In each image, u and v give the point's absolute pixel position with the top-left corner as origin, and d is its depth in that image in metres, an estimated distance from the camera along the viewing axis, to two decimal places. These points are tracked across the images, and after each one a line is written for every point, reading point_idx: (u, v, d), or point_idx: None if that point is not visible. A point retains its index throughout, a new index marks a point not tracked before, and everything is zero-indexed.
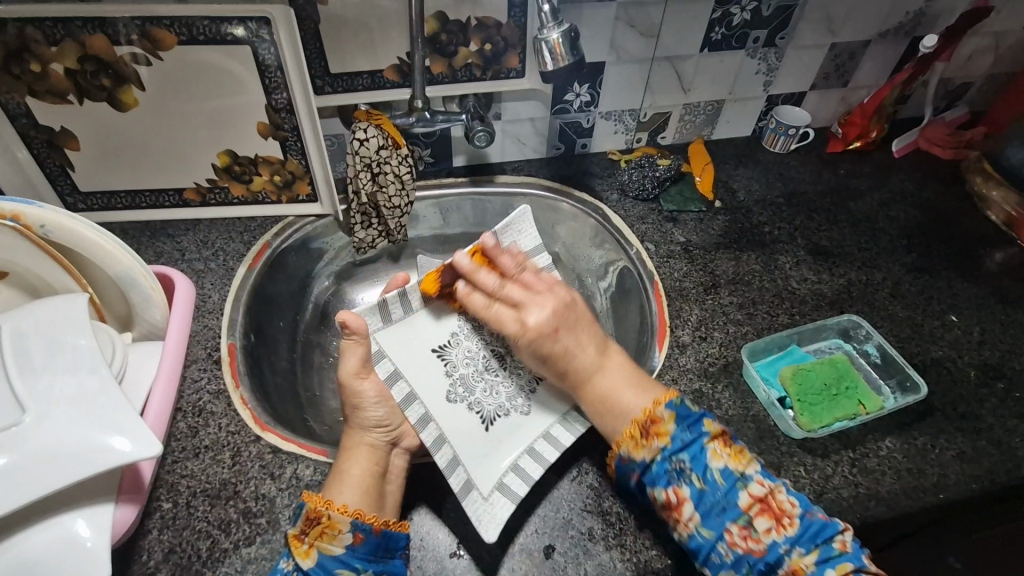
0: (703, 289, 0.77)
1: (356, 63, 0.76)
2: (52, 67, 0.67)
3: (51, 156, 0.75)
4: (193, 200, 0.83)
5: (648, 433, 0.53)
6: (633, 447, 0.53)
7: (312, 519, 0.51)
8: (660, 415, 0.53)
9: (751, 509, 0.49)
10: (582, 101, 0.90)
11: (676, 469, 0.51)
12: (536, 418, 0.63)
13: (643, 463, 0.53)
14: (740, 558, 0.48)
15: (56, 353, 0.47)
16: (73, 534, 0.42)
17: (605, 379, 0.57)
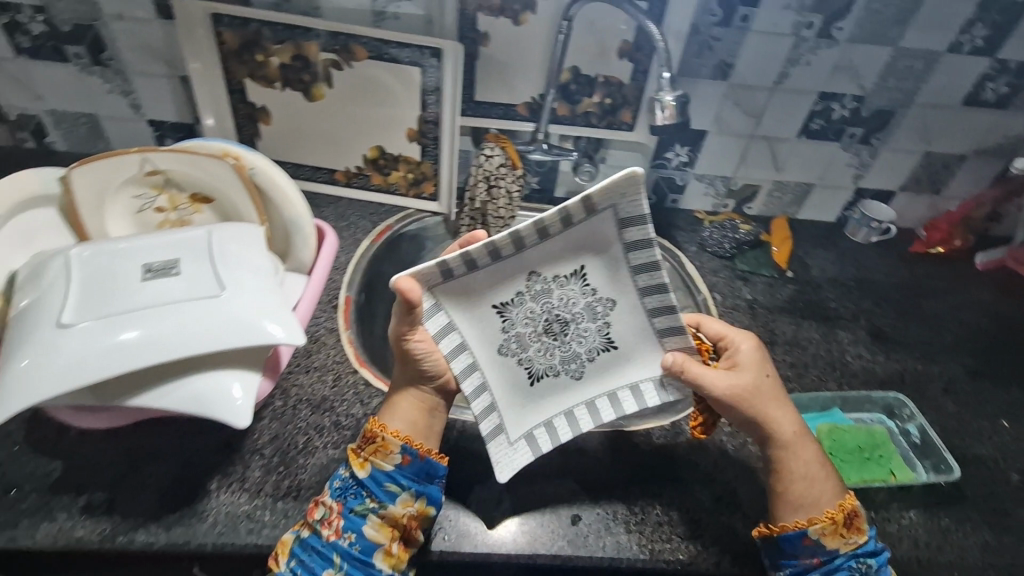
0: (760, 344, 0.84)
1: (497, 95, 0.92)
2: (273, 59, 0.88)
3: (248, 126, 0.96)
4: (339, 180, 1.01)
5: (849, 524, 0.58)
6: (829, 531, 0.57)
7: (368, 439, 0.61)
8: (858, 512, 0.59)
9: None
10: (679, 161, 1.01)
11: (858, 568, 0.57)
12: (577, 385, 0.64)
13: (834, 551, 0.58)
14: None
15: (242, 259, 0.62)
16: (229, 392, 0.55)
17: (806, 452, 0.62)
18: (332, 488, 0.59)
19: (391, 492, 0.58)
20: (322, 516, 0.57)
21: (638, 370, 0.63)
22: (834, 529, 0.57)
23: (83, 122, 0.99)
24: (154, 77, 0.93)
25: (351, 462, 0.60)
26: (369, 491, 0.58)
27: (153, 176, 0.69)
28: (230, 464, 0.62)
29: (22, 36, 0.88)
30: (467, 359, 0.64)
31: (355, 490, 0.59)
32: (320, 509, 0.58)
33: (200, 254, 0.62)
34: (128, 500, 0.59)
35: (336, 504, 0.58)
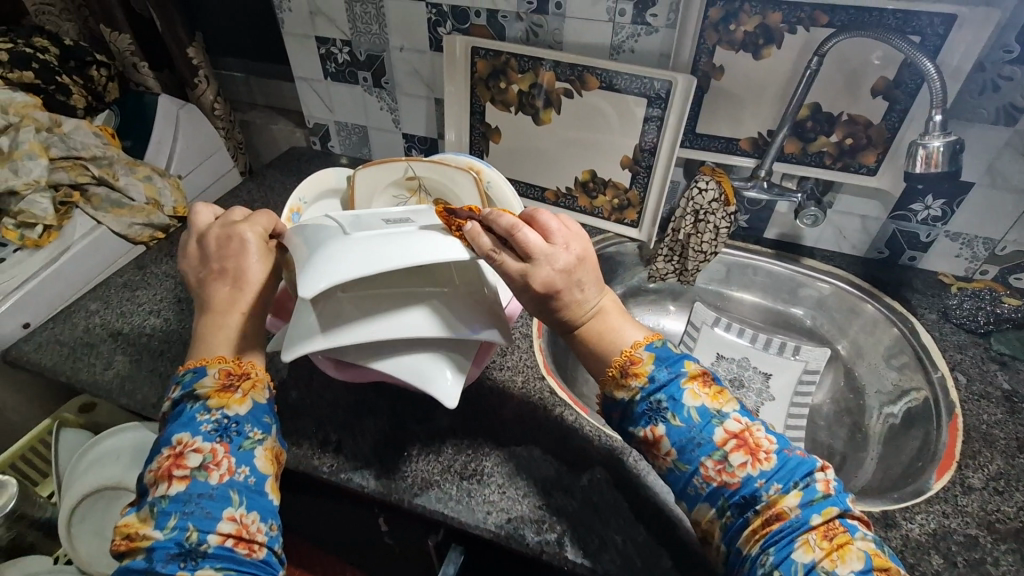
0: (1018, 446, 0.69)
1: (720, 128, 0.91)
2: (513, 87, 0.99)
3: (480, 143, 1.08)
4: (549, 199, 1.09)
5: (627, 373, 0.55)
6: (615, 386, 0.56)
7: (231, 375, 0.53)
8: (639, 356, 0.55)
9: (726, 446, 0.50)
10: (930, 215, 0.88)
11: (653, 408, 0.53)
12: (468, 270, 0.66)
13: (624, 402, 0.55)
14: (714, 492, 0.49)
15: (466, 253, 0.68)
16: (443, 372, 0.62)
17: (598, 322, 0.59)
18: (206, 436, 0.49)
19: (267, 424, 0.53)
20: (202, 461, 0.47)
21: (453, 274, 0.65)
22: (617, 384, 0.55)
23: (357, 132, 1.23)
24: (415, 98, 1.11)
25: (225, 401, 0.51)
26: (250, 425, 0.51)
27: (411, 181, 0.82)
28: (430, 435, 0.71)
29: (331, 62, 1.13)
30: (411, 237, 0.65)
31: (233, 427, 0.50)
32: (195, 455, 0.47)
33: None
34: (352, 445, 0.71)
35: (219, 446, 0.48)
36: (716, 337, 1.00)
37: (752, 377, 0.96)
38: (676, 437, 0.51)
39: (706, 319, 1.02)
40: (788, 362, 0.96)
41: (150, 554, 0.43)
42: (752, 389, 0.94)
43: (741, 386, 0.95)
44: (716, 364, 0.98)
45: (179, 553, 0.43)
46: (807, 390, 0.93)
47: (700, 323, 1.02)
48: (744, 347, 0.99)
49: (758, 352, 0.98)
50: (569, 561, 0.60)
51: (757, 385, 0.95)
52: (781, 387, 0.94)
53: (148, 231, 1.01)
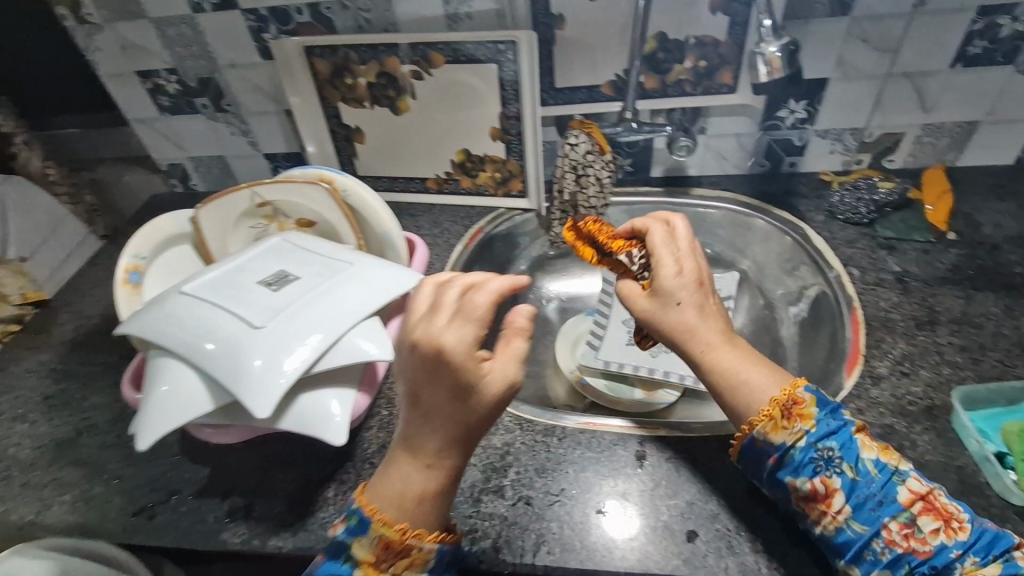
0: (915, 324, 0.70)
1: (579, 78, 0.87)
2: (359, 81, 0.92)
3: (346, 147, 1.01)
4: (432, 188, 1.03)
5: (790, 415, 0.54)
6: (771, 428, 0.54)
7: (400, 550, 0.50)
8: (802, 396, 0.54)
9: (914, 508, 0.50)
10: (796, 118, 0.88)
11: (823, 458, 0.52)
12: (336, 290, 0.60)
13: (783, 446, 0.53)
14: (898, 558, 0.49)
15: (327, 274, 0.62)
16: (329, 409, 0.56)
17: (726, 357, 0.57)
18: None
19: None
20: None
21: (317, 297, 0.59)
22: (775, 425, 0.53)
23: (216, 164, 1.12)
24: (264, 115, 1.02)
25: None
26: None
27: (263, 207, 0.74)
28: (344, 472, 0.65)
29: (162, 96, 1.02)
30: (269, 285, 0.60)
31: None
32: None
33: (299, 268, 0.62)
34: (262, 504, 0.64)
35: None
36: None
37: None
38: (851, 493, 0.51)
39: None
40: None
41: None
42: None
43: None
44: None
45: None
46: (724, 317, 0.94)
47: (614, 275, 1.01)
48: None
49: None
50: (510, 564, 0.57)
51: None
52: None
53: (1, 327, 0.93)
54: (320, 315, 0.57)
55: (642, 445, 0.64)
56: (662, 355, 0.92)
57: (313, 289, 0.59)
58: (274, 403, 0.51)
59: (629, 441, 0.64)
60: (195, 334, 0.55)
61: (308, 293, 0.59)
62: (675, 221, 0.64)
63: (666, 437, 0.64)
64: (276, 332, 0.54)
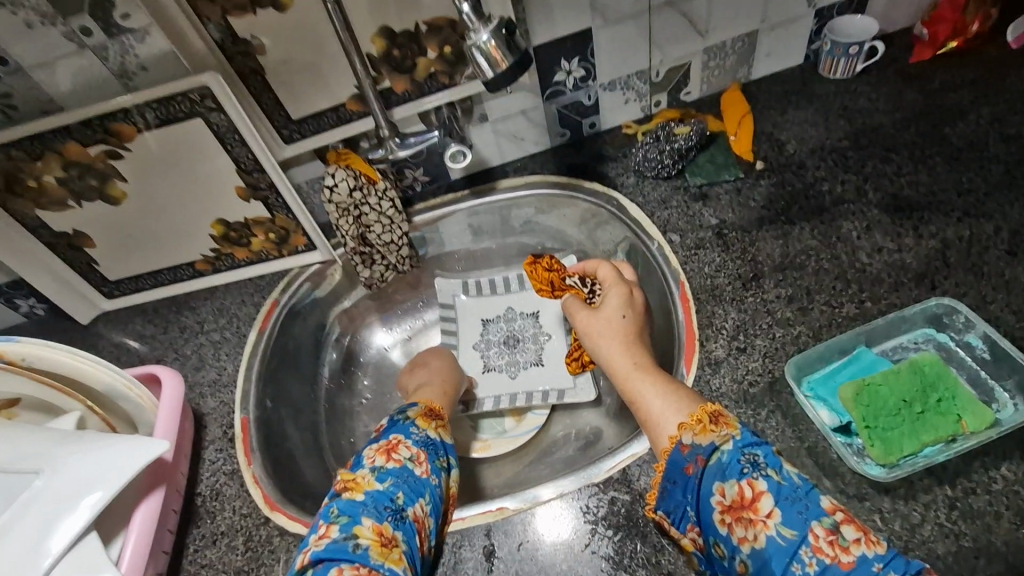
0: (742, 284, 0.64)
1: (317, 103, 0.72)
2: (46, 180, 0.71)
3: (76, 256, 0.81)
4: (205, 270, 0.84)
5: (716, 420, 0.48)
6: (699, 429, 0.48)
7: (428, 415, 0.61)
8: (724, 412, 0.50)
9: (838, 514, 0.42)
10: (576, 78, 0.78)
11: (750, 462, 0.45)
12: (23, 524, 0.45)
13: (711, 447, 0.46)
14: (825, 571, 0.40)
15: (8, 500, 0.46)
16: None
17: (642, 383, 0.55)
18: (416, 439, 0.55)
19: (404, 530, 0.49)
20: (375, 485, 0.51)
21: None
22: (704, 425, 0.48)
23: None
24: None
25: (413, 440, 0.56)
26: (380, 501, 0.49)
27: None
28: None
29: None
30: None
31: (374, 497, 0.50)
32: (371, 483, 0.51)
33: None
34: None
35: (422, 453, 0.54)
36: (473, 302, 0.90)
37: (524, 325, 0.89)
38: (780, 495, 0.43)
39: (454, 288, 0.90)
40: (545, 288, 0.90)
41: (323, 552, 0.45)
42: (528, 338, 0.88)
43: (518, 341, 0.88)
44: (486, 330, 0.89)
45: (342, 564, 0.44)
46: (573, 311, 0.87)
47: (449, 295, 0.90)
48: (503, 296, 0.91)
49: (516, 294, 0.91)
50: None
51: (530, 330, 0.88)
52: (552, 319, 0.88)
53: None
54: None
55: (489, 537, 0.54)
56: (523, 373, 0.85)
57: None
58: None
59: (473, 536, 0.54)
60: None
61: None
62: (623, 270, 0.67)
63: (513, 517, 0.55)
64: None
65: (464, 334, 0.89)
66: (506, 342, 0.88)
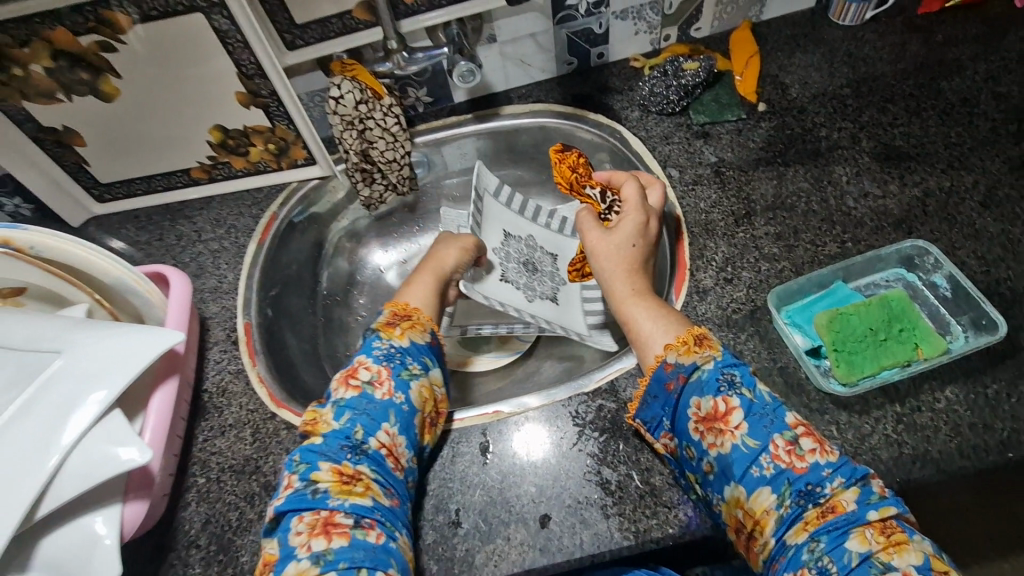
0: (734, 220, 0.67)
1: (322, 8, 0.69)
2: (32, 69, 0.68)
3: (66, 155, 0.78)
4: (201, 178, 0.83)
5: (700, 343, 0.52)
6: (684, 350, 0.52)
7: (400, 317, 0.60)
8: (708, 334, 0.54)
9: (797, 428, 0.47)
10: (588, 3, 0.77)
11: (726, 381, 0.49)
12: (40, 399, 0.46)
13: (693, 366, 0.50)
14: (780, 474, 0.45)
15: (21, 377, 0.47)
16: (93, 532, 0.47)
17: (636, 308, 0.58)
18: (374, 356, 0.55)
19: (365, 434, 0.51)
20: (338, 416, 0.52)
21: (13, 415, 0.45)
22: (688, 347, 0.52)
23: None
24: None
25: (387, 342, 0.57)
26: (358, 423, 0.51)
27: None
28: (168, 569, 0.57)
29: None
30: None
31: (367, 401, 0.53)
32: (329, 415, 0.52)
33: None
34: None
35: (383, 368, 0.54)
36: (500, 210, 0.82)
37: (544, 259, 0.84)
38: (750, 411, 0.48)
39: (489, 186, 0.81)
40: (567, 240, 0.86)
41: (286, 502, 0.48)
42: (546, 273, 0.83)
43: (534, 269, 0.82)
44: (506, 244, 0.81)
45: (303, 511, 0.47)
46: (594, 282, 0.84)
47: (485, 189, 0.80)
48: (528, 224, 0.84)
49: (541, 230, 0.85)
50: None
51: (548, 267, 0.83)
52: (571, 271, 0.84)
53: None
54: (26, 442, 0.45)
55: (485, 435, 0.59)
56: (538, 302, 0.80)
57: (5, 409, 0.46)
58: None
59: (470, 434, 0.59)
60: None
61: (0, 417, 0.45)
62: (650, 190, 0.65)
63: (508, 419, 0.59)
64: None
65: (489, 237, 0.80)
66: (523, 264, 0.82)
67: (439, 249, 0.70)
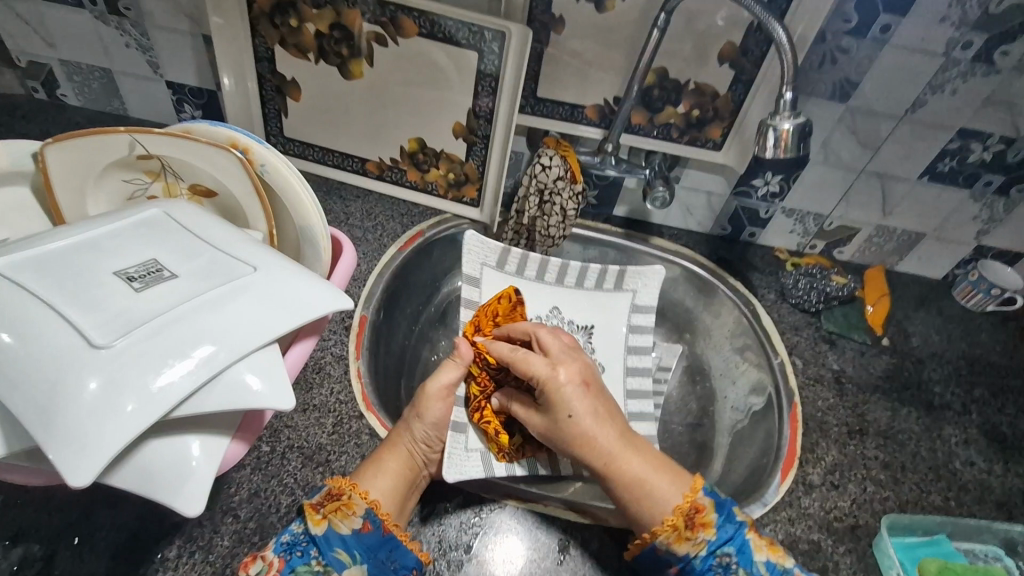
0: (847, 431, 0.69)
1: (564, 93, 0.78)
2: (307, 26, 0.75)
3: (274, 100, 0.83)
4: (371, 172, 0.87)
5: (693, 522, 0.51)
6: (675, 539, 0.50)
7: (332, 495, 0.50)
8: (702, 502, 0.51)
9: None
10: (768, 190, 0.85)
11: (721, 564, 0.50)
12: (227, 302, 0.45)
13: (686, 556, 0.51)
14: None
15: (215, 273, 0.46)
16: (186, 451, 0.42)
17: (633, 467, 0.52)
18: (278, 543, 0.47)
19: (341, 560, 0.47)
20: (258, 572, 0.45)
21: (196, 304, 0.43)
22: (677, 535, 0.50)
23: (98, 78, 0.88)
24: (175, 35, 0.81)
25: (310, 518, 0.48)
26: (318, 551, 0.47)
27: (148, 161, 0.56)
28: (195, 526, 0.51)
29: None
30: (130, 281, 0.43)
31: (304, 545, 0.47)
32: (257, 563, 0.46)
33: (181, 257, 0.47)
34: (73, 559, 0.48)
35: (277, 560, 0.46)
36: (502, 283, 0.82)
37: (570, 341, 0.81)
38: None
39: (486, 257, 0.81)
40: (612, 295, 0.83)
41: None
42: None
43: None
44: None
45: None
46: (641, 324, 0.82)
47: (476, 263, 0.80)
48: (550, 289, 0.83)
49: (567, 293, 0.83)
50: None
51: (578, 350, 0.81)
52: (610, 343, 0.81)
53: None
54: (198, 334, 0.42)
55: (565, 533, 0.56)
56: None
57: (193, 296, 0.44)
58: (100, 465, 0.36)
59: (550, 524, 0.57)
60: (14, 332, 0.38)
61: (185, 300, 0.43)
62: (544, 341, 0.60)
63: (591, 528, 0.57)
64: (127, 354, 0.39)
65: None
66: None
67: (415, 429, 0.57)
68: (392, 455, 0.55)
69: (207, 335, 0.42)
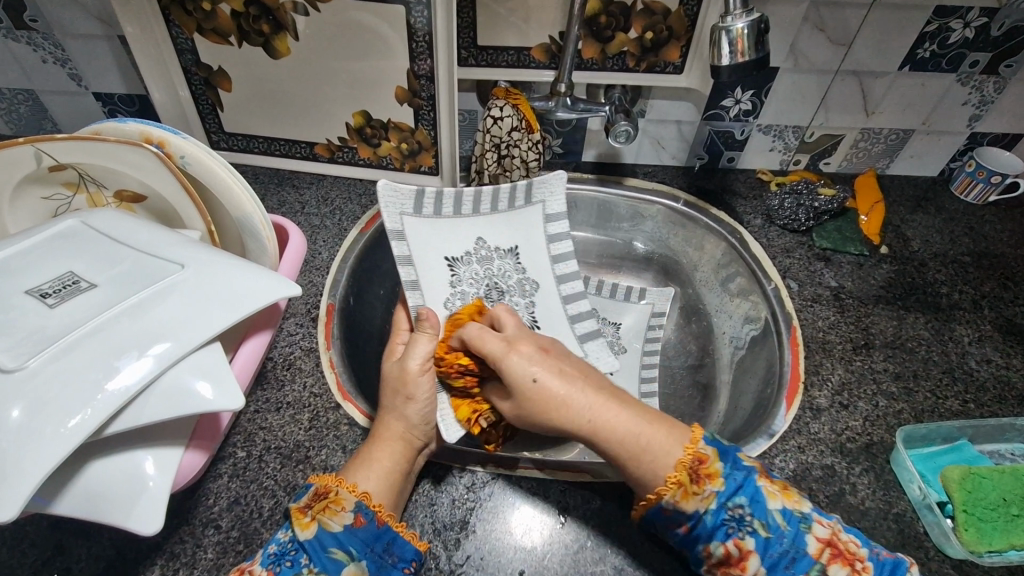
0: (852, 347, 0.65)
1: (506, 37, 0.72)
2: (222, 7, 0.69)
3: (206, 93, 0.78)
4: (322, 155, 0.83)
5: (699, 477, 0.45)
6: (681, 495, 0.45)
7: (319, 495, 0.47)
8: (704, 452, 0.46)
9: (823, 557, 0.44)
10: (740, 109, 0.80)
11: (734, 518, 0.45)
12: (151, 303, 0.41)
13: (694, 514, 0.45)
14: None
15: (139, 275, 0.43)
16: (139, 470, 0.39)
17: (612, 415, 0.47)
18: (266, 555, 0.44)
19: (337, 560, 0.43)
20: None
21: (118, 309, 0.40)
22: (683, 492, 0.45)
23: (23, 101, 0.84)
24: (89, 41, 0.76)
25: (295, 522, 0.45)
26: (309, 557, 0.43)
27: (62, 172, 0.53)
28: (175, 544, 0.49)
29: None
30: (43, 297, 0.41)
31: (293, 555, 0.43)
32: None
33: (101, 265, 0.44)
34: None
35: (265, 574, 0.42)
36: (427, 228, 0.69)
37: (504, 269, 0.72)
38: (765, 553, 0.44)
39: (402, 205, 0.67)
40: (524, 211, 0.72)
41: None
42: (512, 288, 0.72)
43: (498, 292, 0.72)
44: (456, 273, 0.70)
45: None
46: (559, 232, 0.72)
47: (395, 214, 0.67)
48: (466, 220, 0.71)
49: (484, 221, 0.71)
50: None
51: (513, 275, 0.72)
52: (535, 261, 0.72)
53: None
54: (123, 342, 0.39)
55: (566, 494, 0.54)
56: None
57: (115, 303, 0.41)
58: (28, 494, 0.33)
59: (550, 488, 0.54)
60: None
61: (107, 308, 0.40)
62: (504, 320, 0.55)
63: (591, 484, 0.54)
64: (42, 374, 0.36)
65: (429, 281, 0.68)
66: (483, 292, 0.71)
67: (409, 411, 0.53)
68: (382, 450, 0.51)
69: (137, 340, 0.39)
